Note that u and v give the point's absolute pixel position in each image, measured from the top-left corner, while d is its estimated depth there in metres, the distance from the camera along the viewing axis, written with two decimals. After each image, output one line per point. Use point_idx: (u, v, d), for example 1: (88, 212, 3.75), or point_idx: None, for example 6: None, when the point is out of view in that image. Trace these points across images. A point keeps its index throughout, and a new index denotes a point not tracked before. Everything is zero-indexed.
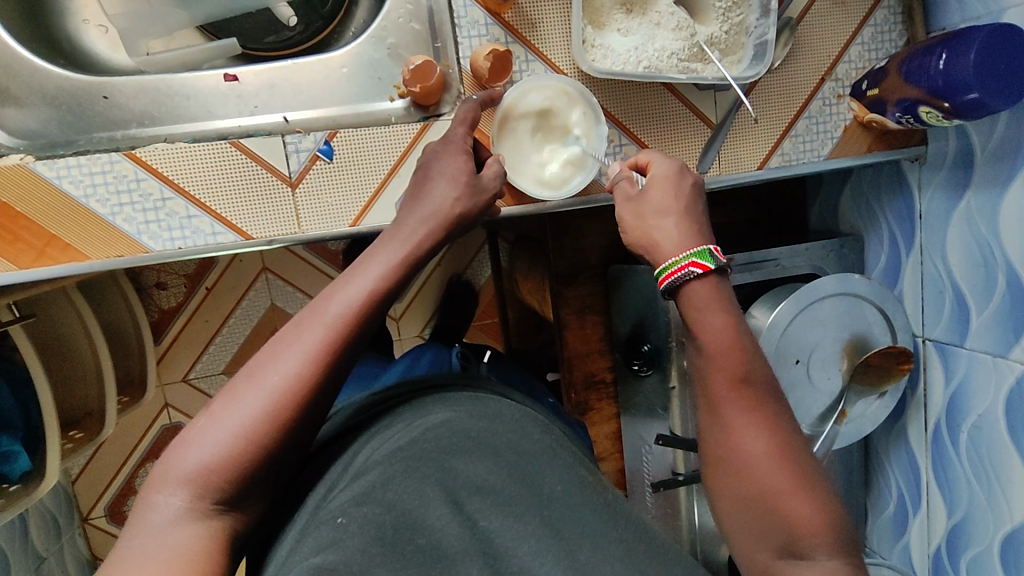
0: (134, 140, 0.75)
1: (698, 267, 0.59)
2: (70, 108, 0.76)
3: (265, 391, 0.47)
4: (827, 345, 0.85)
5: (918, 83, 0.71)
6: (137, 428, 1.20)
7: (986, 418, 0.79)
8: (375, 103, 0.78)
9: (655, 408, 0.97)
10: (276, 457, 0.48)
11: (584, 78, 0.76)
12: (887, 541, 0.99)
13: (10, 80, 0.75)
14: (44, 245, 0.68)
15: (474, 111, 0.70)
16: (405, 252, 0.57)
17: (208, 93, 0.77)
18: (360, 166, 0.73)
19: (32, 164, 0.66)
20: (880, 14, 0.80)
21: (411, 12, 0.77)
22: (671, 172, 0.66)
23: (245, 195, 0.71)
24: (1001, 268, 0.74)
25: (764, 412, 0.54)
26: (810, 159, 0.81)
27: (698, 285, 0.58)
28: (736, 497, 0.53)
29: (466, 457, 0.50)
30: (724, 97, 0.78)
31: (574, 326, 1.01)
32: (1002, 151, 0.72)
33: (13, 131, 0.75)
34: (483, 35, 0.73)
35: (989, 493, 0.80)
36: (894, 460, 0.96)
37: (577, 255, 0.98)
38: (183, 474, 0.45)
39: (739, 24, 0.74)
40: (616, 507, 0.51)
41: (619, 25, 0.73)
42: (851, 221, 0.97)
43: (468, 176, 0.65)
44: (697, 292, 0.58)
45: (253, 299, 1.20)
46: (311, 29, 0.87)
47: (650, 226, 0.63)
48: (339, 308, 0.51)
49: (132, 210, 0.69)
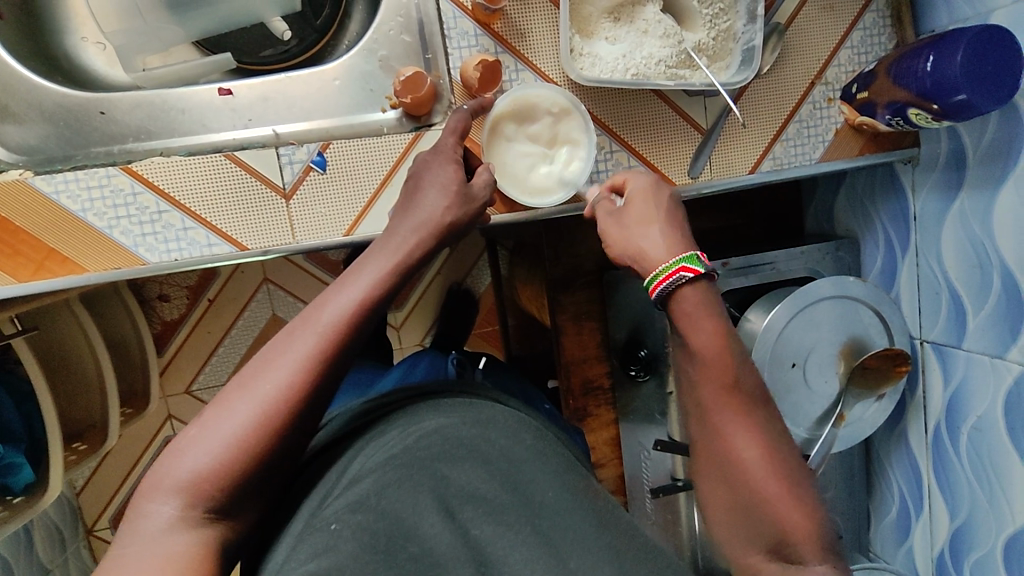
0: (130, 154, 0.76)
1: (689, 272, 0.59)
2: (68, 124, 0.77)
3: (256, 399, 0.48)
4: (824, 348, 0.85)
5: (905, 86, 0.71)
6: (141, 439, 1.21)
7: (986, 419, 0.78)
8: (368, 114, 0.79)
9: (654, 414, 1.00)
10: (268, 465, 0.48)
11: (573, 86, 0.76)
12: (890, 544, 0.98)
13: (10, 97, 0.76)
14: (43, 258, 0.69)
15: (464, 121, 0.70)
16: (397, 261, 0.58)
17: (203, 107, 0.78)
18: (352, 176, 0.74)
19: (31, 180, 0.68)
20: (868, 18, 0.80)
21: (402, 24, 0.78)
22: (648, 188, 0.66)
23: (240, 207, 0.72)
24: (996, 268, 0.74)
25: (753, 416, 0.55)
26: (802, 162, 0.82)
27: (688, 289, 0.59)
28: (726, 503, 0.54)
29: (458, 463, 0.50)
30: (713, 103, 0.79)
31: (571, 332, 1.00)
32: (995, 151, 0.72)
33: (13, 148, 0.76)
34: (472, 45, 0.74)
35: (991, 497, 0.79)
36: (896, 463, 0.95)
37: (572, 261, 0.99)
38: (175, 483, 0.45)
39: (726, 31, 0.74)
40: (609, 513, 0.51)
41: (606, 33, 0.74)
42: (847, 224, 0.97)
43: (459, 185, 0.66)
44: (687, 298, 0.58)
45: (255, 309, 1.21)
46: (305, 43, 0.89)
47: (638, 230, 0.64)
48: (330, 317, 0.52)
49: (129, 223, 0.70)
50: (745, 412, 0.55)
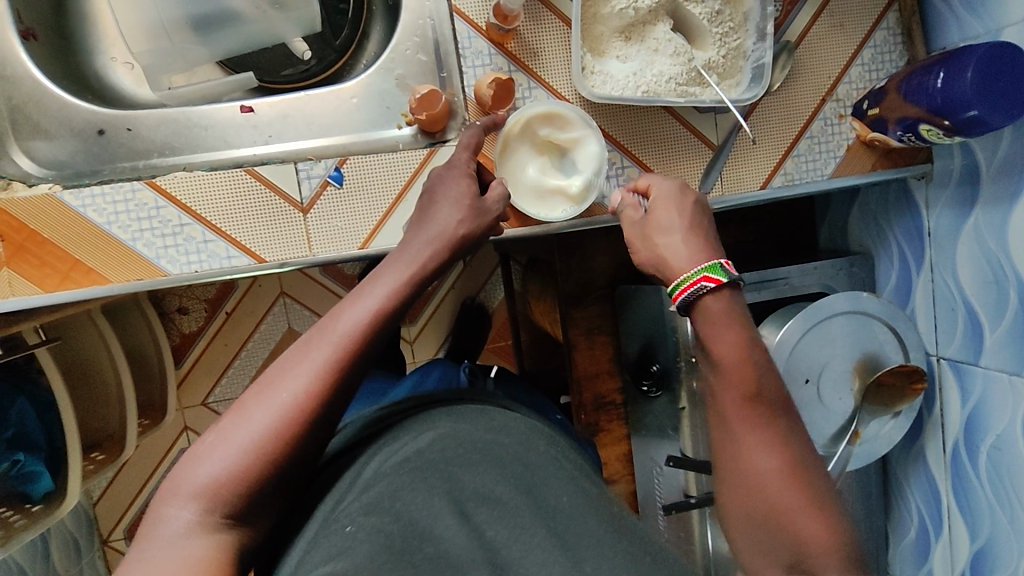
0: (154, 169, 0.79)
1: (711, 281, 0.59)
2: (96, 140, 0.80)
3: (273, 408, 0.49)
4: (839, 363, 0.84)
5: (916, 102, 0.71)
6: (159, 449, 1.22)
7: (1005, 438, 0.77)
8: (384, 131, 0.81)
9: (666, 430, 0.97)
10: (284, 473, 0.49)
11: (584, 104, 0.78)
12: (911, 567, 0.96)
13: (40, 114, 0.79)
14: (68, 269, 0.71)
15: (477, 136, 0.71)
16: (410, 273, 0.59)
17: (225, 124, 0.81)
18: (368, 191, 0.75)
19: (59, 194, 0.70)
20: (879, 36, 0.81)
21: (418, 44, 0.81)
22: (674, 192, 0.67)
23: (259, 220, 0.73)
24: (1012, 284, 0.73)
25: (769, 426, 0.55)
26: (814, 178, 0.82)
27: (711, 299, 0.59)
28: (743, 513, 0.54)
29: (472, 468, 0.50)
30: (724, 120, 0.80)
31: (583, 347, 1.01)
32: (1008, 166, 0.72)
33: (42, 163, 0.79)
34: (486, 64, 0.76)
35: (1011, 516, 0.78)
36: (914, 482, 0.94)
37: (584, 275, 1.00)
38: (192, 488, 0.46)
39: (735, 49, 0.76)
40: (621, 520, 0.51)
41: (618, 51, 0.75)
42: (860, 239, 0.97)
43: (471, 199, 0.67)
44: (710, 306, 0.59)
45: (271, 323, 1.23)
46: (324, 62, 0.91)
47: (659, 244, 0.64)
48: (347, 326, 0.53)
49: (151, 235, 0.72)
50: (760, 421, 0.55)
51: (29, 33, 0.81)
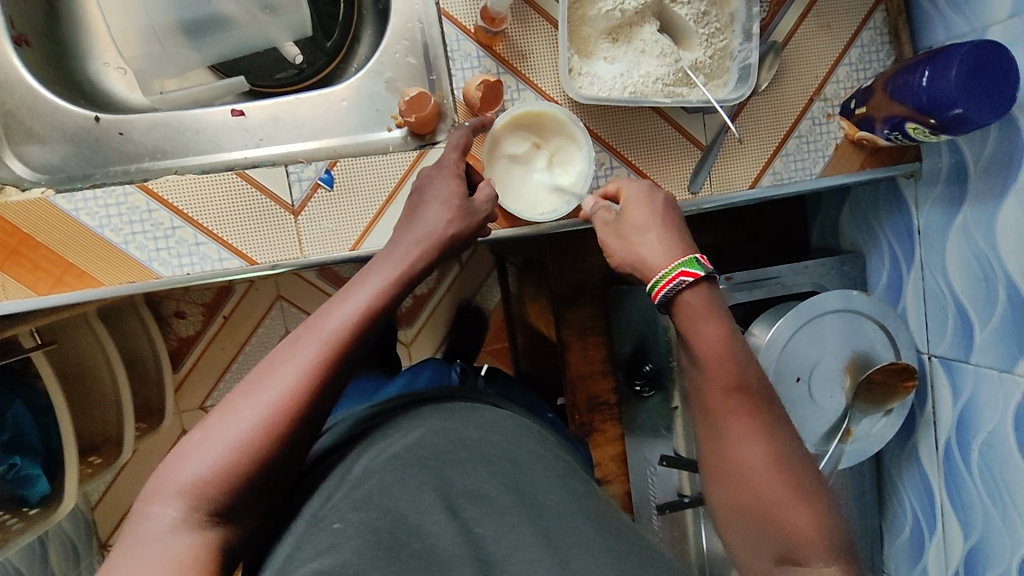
0: (147, 173, 0.80)
1: (689, 276, 0.60)
2: (88, 144, 0.80)
3: (259, 406, 0.49)
4: (830, 361, 0.85)
5: (902, 100, 0.72)
6: (156, 452, 1.23)
7: (996, 435, 0.77)
8: (374, 133, 0.82)
9: (660, 429, 0.97)
10: (270, 470, 0.49)
11: (573, 105, 0.78)
12: (905, 566, 0.96)
13: (34, 118, 0.80)
14: (62, 272, 0.72)
15: (466, 137, 0.72)
16: (398, 273, 0.60)
17: (217, 128, 0.81)
18: (359, 192, 0.76)
19: (53, 198, 0.71)
20: (866, 35, 0.82)
21: (408, 47, 0.82)
22: (643, 193, 0.68)
23: (251, 222, 0.74)
24: (1001, 281, 0.74)
25: (756, 424, 0.55)
26: (803, 177, 0.82)
27: (689, 294, 0.59)
28: (732, 510, 0.54)
29: (460, 465, 0.51)
30: (712, 120, 0.81)
31: (576, 347, 1.02)
32: (995, 164, 0.72)
33: (36, 167, 0.80)
34: (475, 67, 0.77)
35: (1003, 513, 0.78)
36: (907, 480, 0.94)
37: (577, 275, 1.00)
38: (179, 486, 0.47)
39: (723, 49, 0.76)
40: (608, 517, 0.51)
41: (605, 53, 0.76)
42: (851, 238, 0.98)
43: (461, 199, 0.67)
44: (690, 301, 0.59)
45: (267, 326, 1.24)
46: (315, 66, 0.93)
47: (634, 243, 0.65)
48: (334, 325, 0.53)
49: (143, 238, 0.72)
50: (747, 418, 0.56)
51: (23, 39, 0.81)
